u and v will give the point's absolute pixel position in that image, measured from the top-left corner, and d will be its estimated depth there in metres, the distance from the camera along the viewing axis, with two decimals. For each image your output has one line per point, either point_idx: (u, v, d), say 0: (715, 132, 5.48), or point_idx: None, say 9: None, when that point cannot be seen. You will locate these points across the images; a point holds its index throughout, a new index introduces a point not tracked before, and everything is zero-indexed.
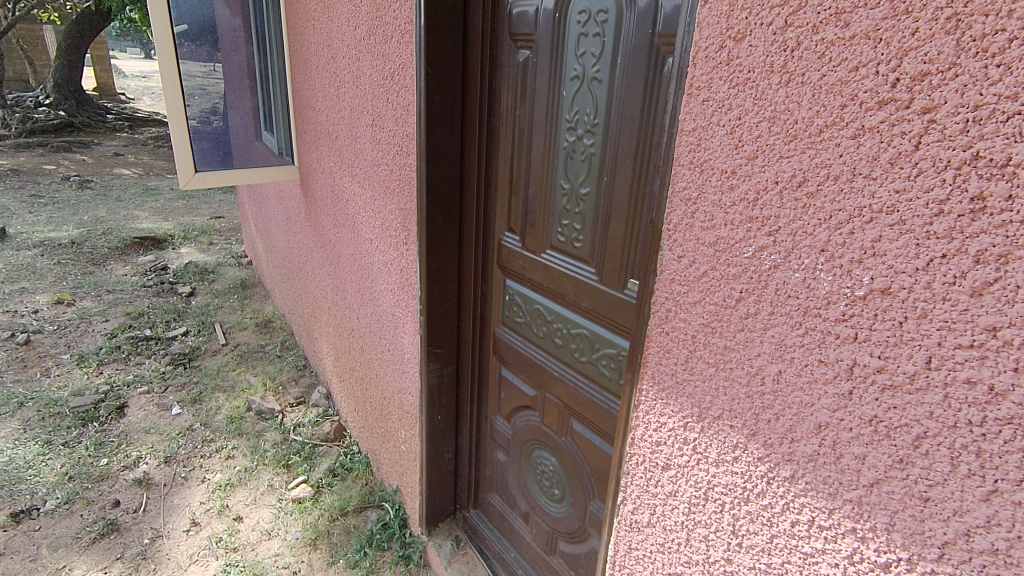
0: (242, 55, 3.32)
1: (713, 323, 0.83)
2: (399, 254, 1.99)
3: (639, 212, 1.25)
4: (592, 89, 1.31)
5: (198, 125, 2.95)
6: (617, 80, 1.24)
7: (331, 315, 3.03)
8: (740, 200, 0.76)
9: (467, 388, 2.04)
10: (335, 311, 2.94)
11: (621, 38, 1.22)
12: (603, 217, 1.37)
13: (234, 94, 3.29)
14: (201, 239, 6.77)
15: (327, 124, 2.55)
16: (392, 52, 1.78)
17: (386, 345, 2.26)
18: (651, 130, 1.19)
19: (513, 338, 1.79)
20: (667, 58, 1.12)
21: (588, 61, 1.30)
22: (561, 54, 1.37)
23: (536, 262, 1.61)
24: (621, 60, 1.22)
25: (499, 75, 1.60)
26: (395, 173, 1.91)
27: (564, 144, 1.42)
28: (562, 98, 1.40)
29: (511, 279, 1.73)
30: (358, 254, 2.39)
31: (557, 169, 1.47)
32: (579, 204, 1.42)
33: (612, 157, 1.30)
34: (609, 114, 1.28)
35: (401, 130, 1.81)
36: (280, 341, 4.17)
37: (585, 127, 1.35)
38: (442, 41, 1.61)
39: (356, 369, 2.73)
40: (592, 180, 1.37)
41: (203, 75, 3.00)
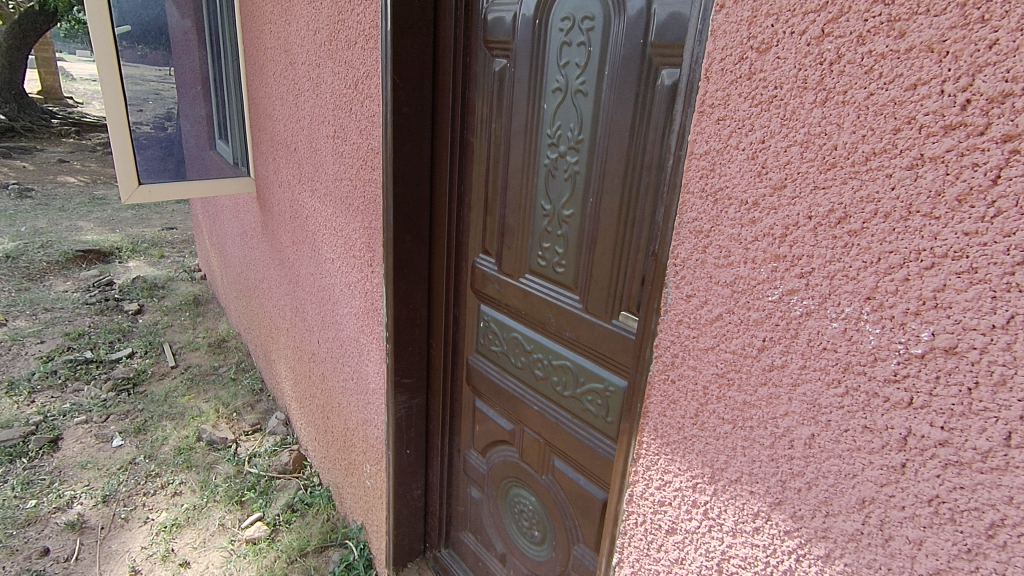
0: (195, 59, 3.05)
1: (729, 374, 0.73)
2: (363, 277, 1.84)
3: (630, 237, 1.16)
4: (576, 102, 1.21)
5: (151, 131, 2.76)
6: (604, 93, 1.14)
7: (290, 337, 2.84)
8: (765, 235, 0.66)
9: (438, 419, 1.90)
10: (294, 334, 2.75)
11: (609, 48, 1.12)
12: (588, 241, 1.26)
13: (186, 101, 3.09)
14: (151, 251, 6.42)
15: (284, 135, 2.38)
16: (356, 58, 1.64)
17: (350, 373, 2.09)
18: (644, 148, 1.09)
19: (488, 368, 1.66)
20: (662, 71, 1.03)
21: (572, 72, 1.20)
22: (541, 64, 1.27)
23: (513, 287, 1.49)
24: (608, 71, 1.13)
25: (473, 86, 1.48)
26: (358, 190, 1.76)
27: (545, 161, 1.31)
28: (543, 111, 1.29)
29: (486, 304, 1.61)
30: (319, 273, 2.23)
31: (537, 188, 1.35)
32: (562, 226, 1.32)
33: (598, 177, 1.20)
34: (595, 130, 1.18)
35: (365, 143, 1.67)
36: (235, 362, 3.92)
37: (568, 144, 1.25)
38: (410, 47, 1.49)
39: (317, 395, 2.55)
40: (576, 201, 1.26)
41: (157, 79, 2.85)
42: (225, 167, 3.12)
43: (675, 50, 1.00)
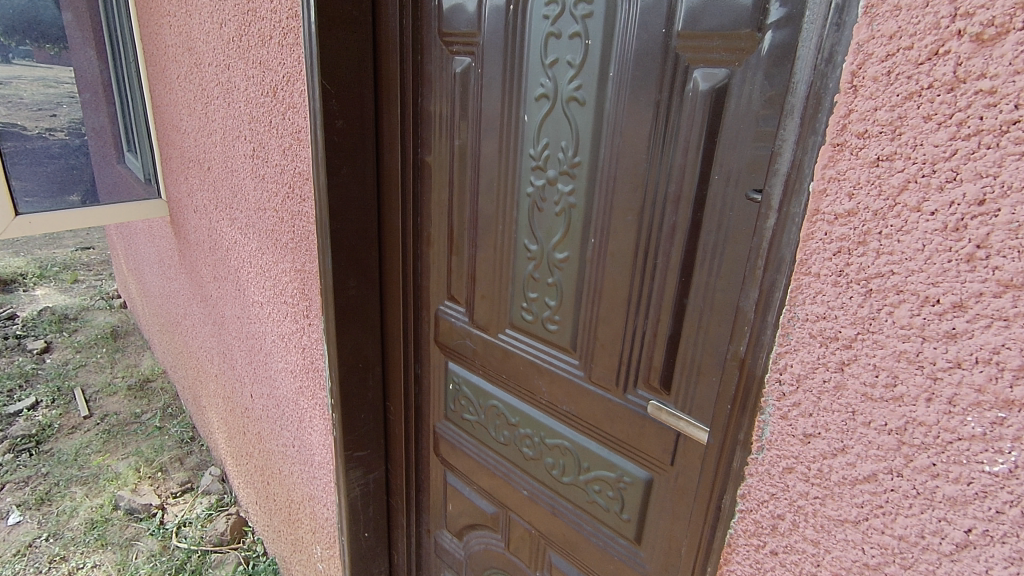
0: (93, 58, 2.50)
1: (889, 567, 0.51)
2: (298, 329, 1.49)
3: (650, 290, 0.89)
4: (569, 113, 0.92)
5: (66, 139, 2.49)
6: (610, 102, 0.87)
7: (219, 385, 2.44)
8: (977, 363, 0.43)
9: (401, 495, 1.56)
10: (225, 380, 2.34)
11: (615, 42, 0.84)
12: (591, 293, 0.98)
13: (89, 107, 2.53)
14: (63, 277, 5.72)
15: (195, 151, 1.98)
16: (272, 58, 1.28)
17: (290, 439, 1.74)
18: (668, 176, 0.83)
19: (461, 439, 1.34)
20: (693, 74, 0.77)
21: (562, 75, 0.92)
22: (519, 63, 0.97)
23: (491, 346, 1.19)
24: (615, 73, 0.85)
25: (426, 92, 1.16)
26: (287, 223, 1.41)
27: (529, 190, 1.02)
28: (524, 126, 1.00)
29: (455, 363, 1.29)
30: (247, 318, 1.86)
31: (518, 223, 1.06)
32: (553, 272, 1.02)
33: (603, 211, 0.92)
34: (597, 151, 0.90)
35: (291, 166, 1.32)
36: (161, 407, 3.44)
37: (560, 168, 0.96)
38: (343, 41, 1.15)
39: (254, 456, 2.18)
40: (572, 241, 0.98)
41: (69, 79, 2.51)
42: (136, 189, 2.66)
43: (714, 44, 0.74)
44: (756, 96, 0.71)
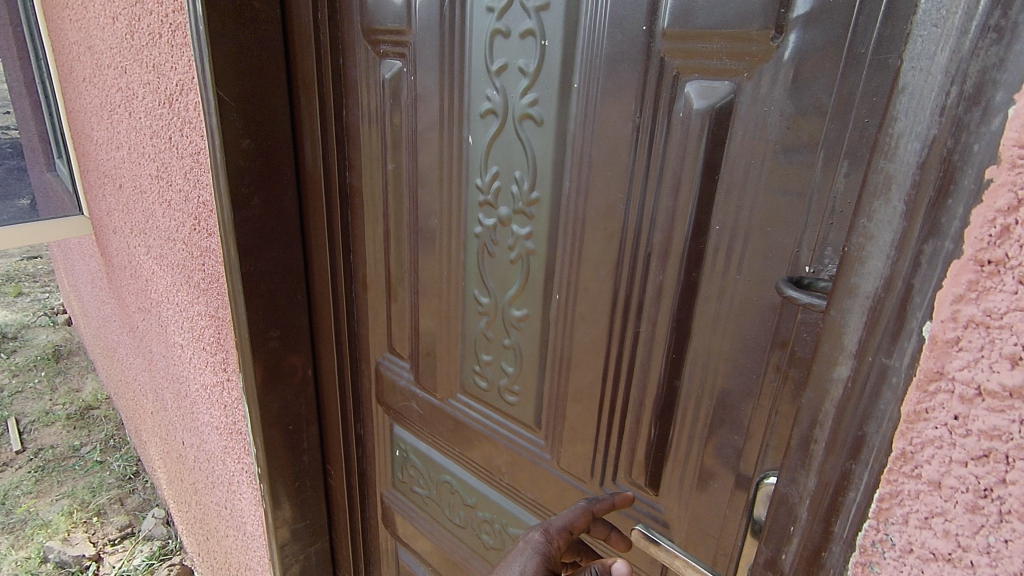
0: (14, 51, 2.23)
1: None
2: (219, 382, 1.27)
3: (632, 363, 0.70)
4: (523, 138, 0.71)
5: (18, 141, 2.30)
6: (573, 125, 0.66)
7: (154, 424, 2.19)
8: None
9: (348, 568, 1.35)
10: (159, 420, 2.09)
11: (578, 44, 0.63)
12: (557, 362, 0.78)
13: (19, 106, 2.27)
14: (4, 290, 5.34)
15: (107, 166, 1.72)
16: (165, 62, 1.04)
17: (223, 500, 1.52)
18: (653, 221, 0.63)
19: (411, 514, 1.14)
20: (683, 88, 0.57)
21: (512, 88, 0.70)
22: (458, 70, 0.76)
23: (441, 412, 0.99)
24: (580, 86, 0.64)
25: (349, 104, 0.93)
26: (196, 261, 1.17)
27: (477, 231, 0.81)
28: (467, 150, 0.79)
29: (401, 428, 1.09)
30: (170, 359, 1.62)
31: (466, 269, 0.85)
32: (510, 333, 0.82)
33: (569, 262, 0.72)
34: (560, 186, 0.70)
35: (194, 194, 1.09)
36: (102, 438, 3.15)
37: (514, 206, 0.75)
38: (238, 41, 0.91)
39: (191, 507, 1.95)
40: (532, 297, 0.78)
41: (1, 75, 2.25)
42: (67, 202, 2.35)
43: (714, 48, 0.54)
44: (774, 124, 0.51)
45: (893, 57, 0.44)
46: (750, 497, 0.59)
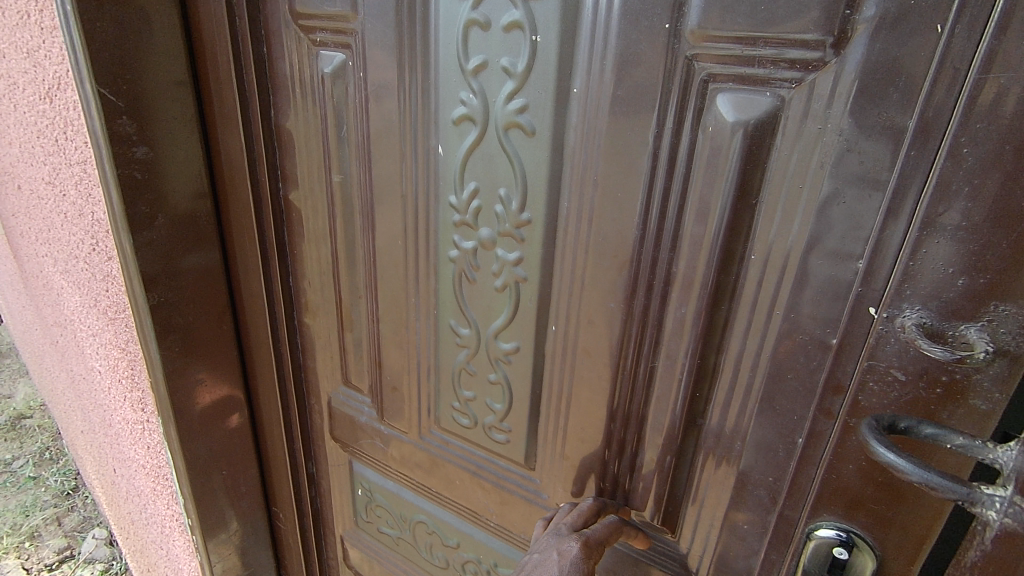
0: None
1: None
2: (138, 422, 1.09)
3: (644, 402, 0.63)
4: (510, 150, 0.60)
5: None
6: (576, 139, 0.56)
7: (82, 442, 1.92)
8: None
9: None
10: (87, 440, 1.82)
11: (581, 43, 0.53)
12: (554, 399, 0.70)
13: None
14: None
15: None
16: (36, 47, 0.82)
17: (157, 542, 1.34)
18: (671, 252, 0.55)
19: (377, 555, 1.03)
20: (715, 98, 0.48)
21: (493, 91, 0.59)
22: (421, 67, 0.63)
23: (413, 449, 0.88)
24: (580, 91, 0.55)
25: (278, 102, 0.77)
26: (97, 285, 0.98)
27: (452, 255, 0.70)
28: (438, 162, 0.67)
29: (364, 466, 0.97)
30: (89, 384, 1.40)
31: (440, 297, 0.74)
32: (497, 367, 0.73)
33: (569, 293, 0.63)
34: (556, 206, 0.60)
35: (85, 208, 0.89)
36: (36, 452, 2.39)
37: (500, 228, 0.65)
38: (124, 23, 0.73)
39: (128, 537, 1.73)
40: (522, 330, 0.68)
41: None
42: None
43: (759, 52, 0.45)
44: (832, 144, 0.44)
45: (1003, 78, 0.35)
46: (801, 545, 0.53)
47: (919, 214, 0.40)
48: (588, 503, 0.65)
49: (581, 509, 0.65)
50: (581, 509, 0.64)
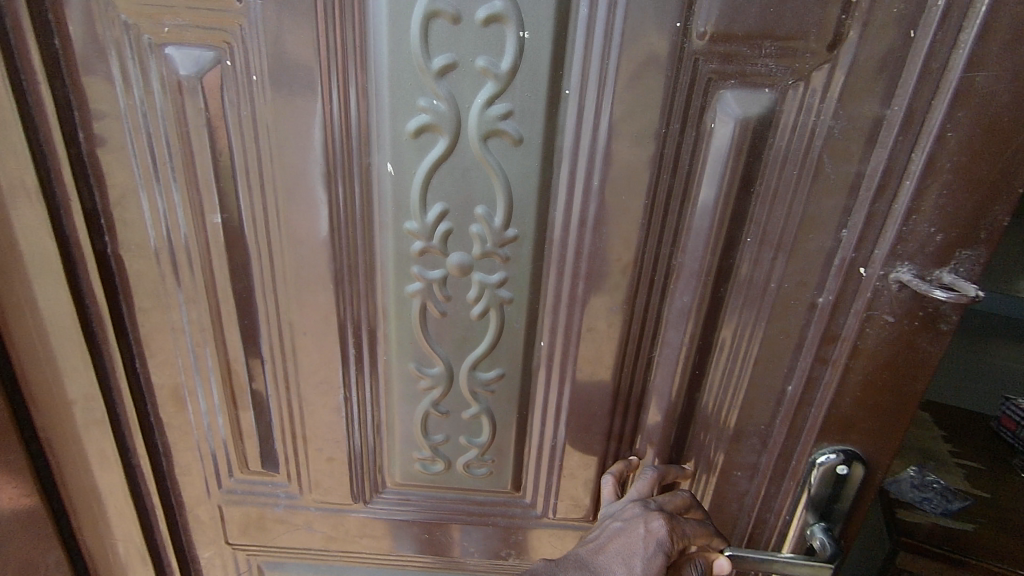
0: None
1: None
2: None
3: (642, 390, 0.65)
4: (491, 162, 0.53)
5: None
6: (571, 143, 0.53)
7: None
8: None
9: None
10: None
11: (578, 42, 0.49)
12: (547, 414, 0.66)
13: None
14: None
15: None
16: None
17: None
18: (673, 245, 0.57)
19: None
20: (720, 94, 0.50)
21: (467, 96, 0.50)
22: (357, 69, 0.51)
23: (360, 520, 0.75)
24: (575, 93, 0.51)
25: (101, 120, 0.53)
26: None
27: (411, 288, 0.59)
28: (387, 182, 0.55)
29: (285, 561, 0.79)
30: None
31: (393, 339, 0.63)
32: (475, 400, 0.65)
33: (563, 304, 0.60)
34: (546, 218, 0.56)
35: None
36: None
37: (478, 250, 0.57)
38: None
39: None
40: (507, 352, 0.63)
41: None
42: None
43: (763, 50, 0.48)
44: (825, 134, 0.50)
45: (979, 75, 0.44)
46: (806, 476, 0.62)
47: (909, 188, 0.49)
48: (682, 498, 0.62)
49: (674, 500, 0.62)
50: (675, 501, 0.61)
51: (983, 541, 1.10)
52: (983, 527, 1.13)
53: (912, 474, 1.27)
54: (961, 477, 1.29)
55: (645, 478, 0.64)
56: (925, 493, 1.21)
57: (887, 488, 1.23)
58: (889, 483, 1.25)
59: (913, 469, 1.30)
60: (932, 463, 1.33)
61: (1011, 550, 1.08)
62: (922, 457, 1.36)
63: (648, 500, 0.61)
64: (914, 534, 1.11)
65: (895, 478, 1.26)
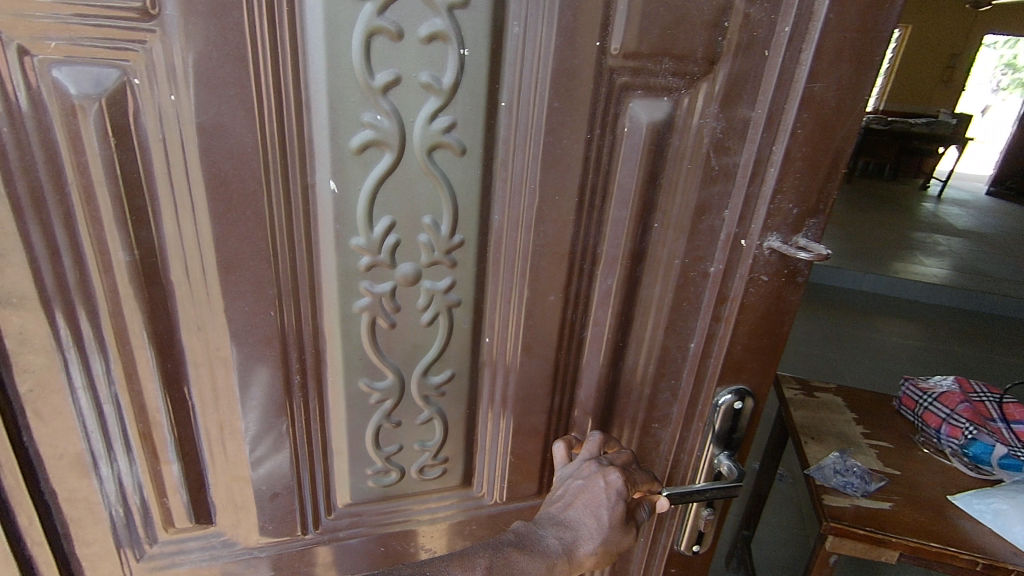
0: None
1: None
2: None
3: (576, 368, 0.72)
4: (436, 172, 0.55)
5: None
6: (508, 151, 0.57)
7: None
8: None
9: None
10: None
11: (511, 58, 0.53)
12: (495, 405, 0.70)
13: None
14: None
15: None
16: None
17: None
18: (597, 236, 0.64)
19: None
20: (631, 104, 0.58)
21: (411, 111, 0.52)
22: (290, 87, 0.48)
23: (309, 552, 0.71)
24: (510, 105, 0.55)
25: None
26: None
27: (359, 304, 0.59)
28: (330, 200, 0.53)
29: None
30: None
31: (342, 358, 0.61)
32: (427, 404, 0.67)
33: (507, 300, 0.64)
34: (487, 222, 0.60)
35: None
36: None
37: (426, 258, 0.59)
38: None
39: None
40: (455, 351, 0.65)
41: None
42: None
43: (662, 65, 0.57)
44: (710, 133, 0.61)
45: (817, 86, 0.58)
46: (711, 416, 0.74)
47: (774, 175, 0.62)
48: (625, 454, 0.74)
49: (619, 455, 0.74)
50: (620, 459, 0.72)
51: (897, 518, 1.28)
52: (897, 504, 1.32)
53: (833, 459, 1.44)
54: (873, 455, 1.49)
55: (592, 440, 0.73)
56: (847, 477, 1.38)
57: (813, 475, 1.41)
58: (815, 470, 1.42)
59: (833, 454, 1.48)
60: (846, 444, 1.53)
61: (915, 523, 1.27)
62: (838, 439, 1.56)
63: (601, 458, 0.71)
64: (841, 519, 1.27)
65: (820, 464, 1.43)
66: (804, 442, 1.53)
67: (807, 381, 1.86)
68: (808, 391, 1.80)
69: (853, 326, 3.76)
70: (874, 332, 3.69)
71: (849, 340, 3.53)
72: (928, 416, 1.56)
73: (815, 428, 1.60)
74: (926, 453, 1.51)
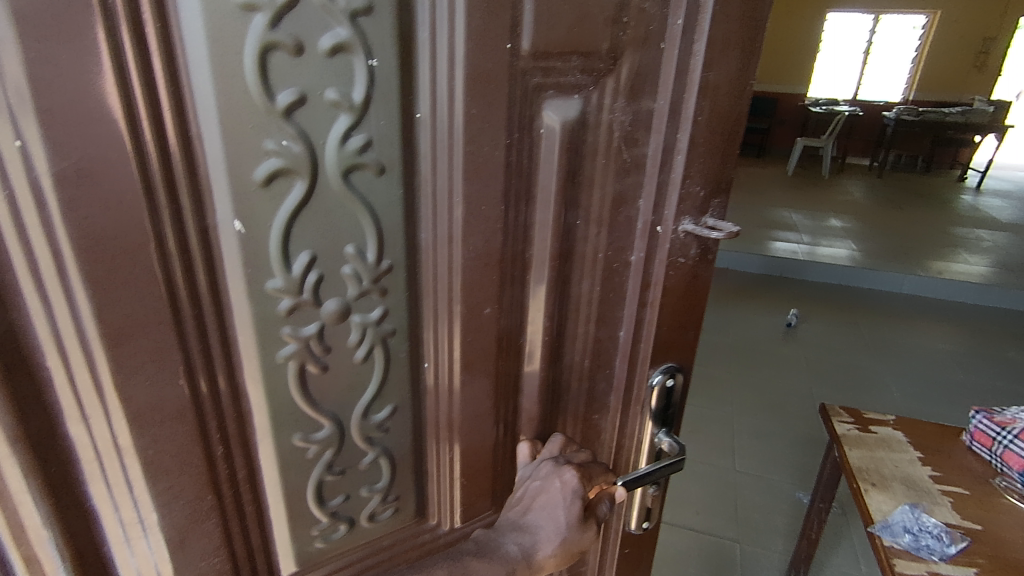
0: None
1: None
2: None
3: (517, 376, 0.71)
4: (354, 196, 0.50)
5: None
6: (429, 165, 0.53)
7: None
8: None
9: None
10: None
11: (423, 67, 0.50)
12: (442, 430, 0.67)
13: None
14: None
15: None
16: None
17: None
18: (524, 240, 0.63)
19: None
20: (546, 105, 0.58)
21: (321, 132, 0.46)
22: (173, 117, 0.41)
23: None
24: (426, 116, 0.51)
25: None
26: None
27: (284, 353, 0.52)
28: (238, 243, 0.46)
29: None
30: None
31: (271, 415, 0.54)
32: (371, 445, 0.62)
33: (443, 320, 0.61)
34: (414, 243, 0.56)
35: None
36: None
37: (354, 291, 0.53)
38: None
39: None
40: (394, 382, 0.61)
41: None
42: None
43: (570, 64, 0.57)
44: (620, 128, 0.62)
45: (710, 74, 0.61)
46: (648, 396, 0.77)
47: (682, 161, 0.64)
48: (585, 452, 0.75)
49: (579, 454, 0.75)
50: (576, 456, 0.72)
51: None
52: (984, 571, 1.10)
53: (903, 515, 1.22)
54: (951, 508, 1.25)
55: (556, 441, 0.75)
56: (921, 538, 1.16)
57: (878, 533, 1.20)
58: (881, 526, 1.21)
59: (903, 506, 1.25)
60: (917, 495, 1.29)
61: None
62: (908, 488, 1.32)
63: (559, 456, 0.72)
64: None
65: (889, 521, 1.22)
66: (865, 489, 1.32)
67: (860, 412, 1.62)
68: (863, 428, 1.54)
69: (876, 325, 3.76)
70: (911, 333, 3.65)
71: (889, 344, 3.49)
72: (1009, 456, 1.33)
73: (873, 472, 1.37)
74: (1009, 501, 1.27)
